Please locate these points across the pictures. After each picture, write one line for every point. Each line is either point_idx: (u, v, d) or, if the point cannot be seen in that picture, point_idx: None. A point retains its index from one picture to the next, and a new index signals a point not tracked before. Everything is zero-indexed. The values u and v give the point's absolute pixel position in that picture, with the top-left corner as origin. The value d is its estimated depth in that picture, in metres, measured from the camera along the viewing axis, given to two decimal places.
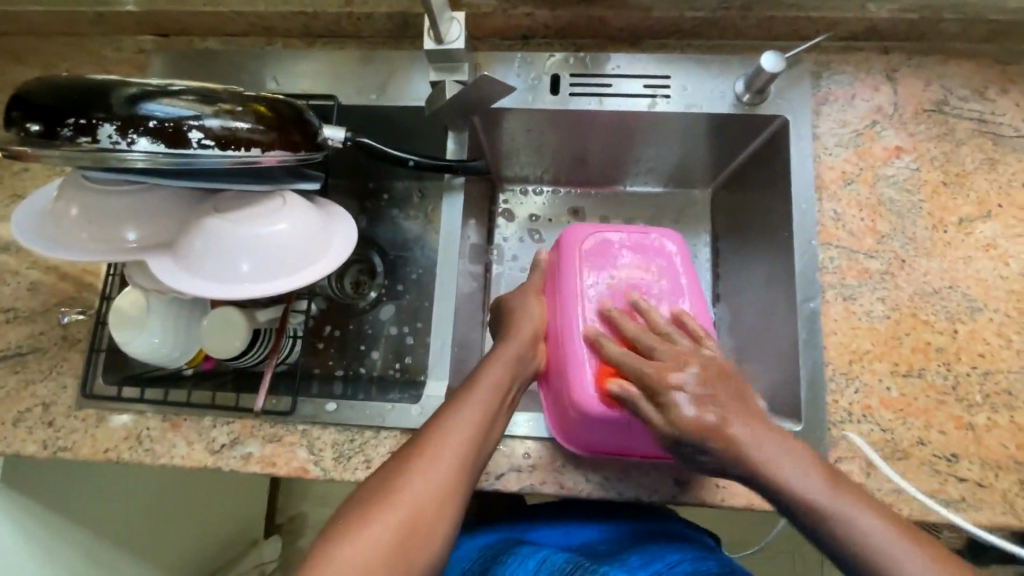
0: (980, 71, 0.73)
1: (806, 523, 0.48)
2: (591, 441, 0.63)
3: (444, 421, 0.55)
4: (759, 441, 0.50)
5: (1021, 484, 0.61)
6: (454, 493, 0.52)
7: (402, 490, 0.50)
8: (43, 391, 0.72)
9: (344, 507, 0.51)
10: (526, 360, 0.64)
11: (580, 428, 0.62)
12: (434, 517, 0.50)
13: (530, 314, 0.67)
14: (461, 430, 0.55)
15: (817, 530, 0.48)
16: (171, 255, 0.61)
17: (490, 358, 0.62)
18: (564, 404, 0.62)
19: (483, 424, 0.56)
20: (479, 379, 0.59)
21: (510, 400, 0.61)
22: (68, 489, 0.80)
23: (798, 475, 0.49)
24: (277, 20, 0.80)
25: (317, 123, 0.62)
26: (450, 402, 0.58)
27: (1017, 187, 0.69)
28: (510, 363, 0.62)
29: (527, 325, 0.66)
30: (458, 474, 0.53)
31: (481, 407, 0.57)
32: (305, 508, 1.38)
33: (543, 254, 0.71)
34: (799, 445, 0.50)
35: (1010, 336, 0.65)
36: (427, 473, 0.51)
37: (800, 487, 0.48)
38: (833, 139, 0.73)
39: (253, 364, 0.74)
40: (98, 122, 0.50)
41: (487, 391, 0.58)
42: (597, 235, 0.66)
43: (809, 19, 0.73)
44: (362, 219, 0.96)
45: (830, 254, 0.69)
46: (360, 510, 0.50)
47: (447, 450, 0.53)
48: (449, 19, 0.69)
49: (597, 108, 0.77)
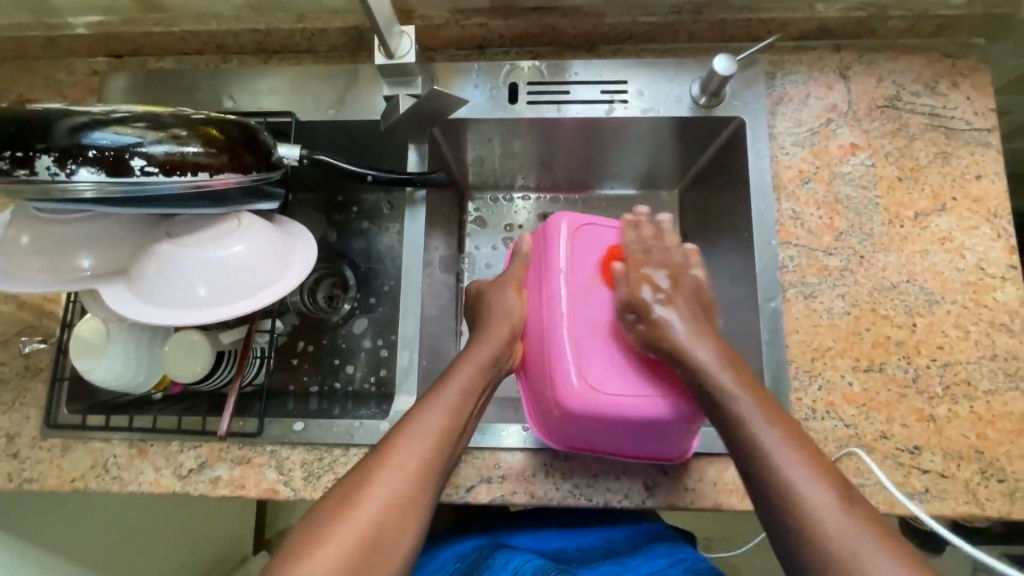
0: (931, 66, 0.74)
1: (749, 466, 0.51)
2: (572, 438, 0.62)
3: (407, 431, 0.54)
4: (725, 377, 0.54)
5: (982, 473, 0.61)
6: (416, 507, 0.50)
7: (361, 507, 0.49)
8: (6, 423, 0.71)
9: (303, 525, 0.49)
10: (503, 360, 0.62)
11: (562, 427, 0.61)
12: (395, 532, 0.49)
13: (508, 308, 0.65)
14: (427, 437, 0.54)
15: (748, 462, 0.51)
16: (126, 282, 0.60)
17: (460, 361, 0.61)
18: (547, 403, 0.61)
19: (448, 434, 0.55)
20: (446, 388, 0.58)
21: (479, 404, 0.60)
22: (39, 520, 0.80)
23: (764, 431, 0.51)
24: (229, 37, 0.80)
25: (271, 142, 0.62)
26: (415, 412, 0.56)
27: (970, 180, 0.70)
28: (482, 366, 0.60)
29: (506, 323, 0.64)
30: (422, 483, 0.51)
31: (449, 412, 0.56)
32: (294, 523, 1.36)
33: (523, 243, 0.69)
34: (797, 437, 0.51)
35: (967, 327, 0.66)
36: (388, 487, 0.50)
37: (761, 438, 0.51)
38: (790, 138, 0.73)
39: (219, 386, 0.74)
40: (36, 154, 0.49)
41: (455, 397, 0.57)
42: (582, 222, 0.65)
43: (759, 20, 0.74)
44: (331, 233, 0.96)
45: (790, 253, 0.70)
46: (319, 527, 0.48)
47: (409, 464, 0.52)
48: (399, 33, 0.68)
49: (556, 115, 0.77)
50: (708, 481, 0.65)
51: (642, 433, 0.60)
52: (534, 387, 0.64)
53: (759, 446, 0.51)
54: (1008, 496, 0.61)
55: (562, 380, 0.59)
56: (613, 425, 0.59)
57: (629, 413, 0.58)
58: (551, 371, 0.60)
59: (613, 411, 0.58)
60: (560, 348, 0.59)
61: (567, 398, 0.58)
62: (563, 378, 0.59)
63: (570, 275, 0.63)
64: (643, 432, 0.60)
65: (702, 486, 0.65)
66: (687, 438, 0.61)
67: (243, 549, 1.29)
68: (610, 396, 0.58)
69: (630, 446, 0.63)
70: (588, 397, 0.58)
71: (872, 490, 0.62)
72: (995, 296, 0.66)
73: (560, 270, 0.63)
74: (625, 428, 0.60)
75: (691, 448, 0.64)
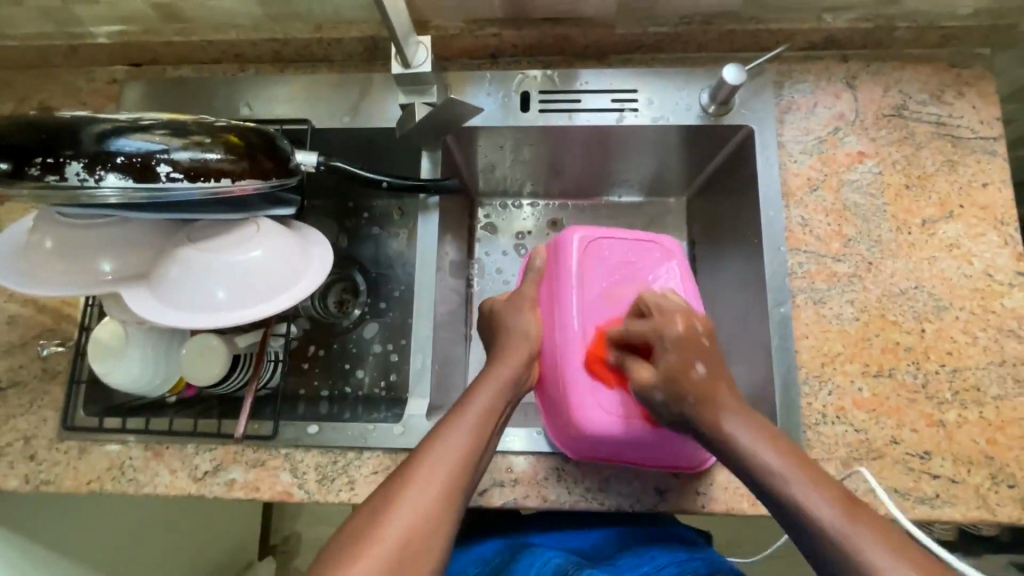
0: (937, 75, 0.75)
1: (799, 532, 0.46)
2: (591, 456, 0.65)
3: (432, 449, 0.54)
4: (753, 441, 0.50)
5: (992, 479, 0.62)
6: (444, 522, 0.50)
7: (389, 524, 0.48)
8: (24, 424, 0.72)
9: (334, 539, 0.50)
10: (522, 381, 0.63)
11: (580, 446, 0.63)
12: (423, 548, 0.48)
13: (526, 327, 0.65)
14: (452, 455, 0.54)
15: (797, 526, 0.46)
16: (146, 286, 0.61)
17: (484, 379, 0.61)
18: (563, 424, 0.63)
19: (473, 449, 0.55)
20: (470, 404, 0.58)
21: (502, 421, 0.60)
22: (53, 524, 0.81)
23: (810, 496, 0.45)
24: (248, 46, 0.82)
25: (289, 150, 0.63)
26: (438, 429, 0.56)
27: (978, 187, 0.71)
28: (506, 384, 0.60)
29: (525, 345, 0.64)
30: (448, 499, 0.51)
31: (474, 431, 0.56)
32: (300, 528, 1.37)
33: (537, 258, 0.69)
34: (856, 503, 0.45)
35: (976, 333, 0.66)
36: (415, 504, 0.50)
37: (803, 500, 0.45)
38: (798, 146, 0.74)
39: (235, 389, 0.75)
40: (66, 160, 0.51)
41: (479, 416, 0.57)
42: (594, 238, 0.68)
43: (768, 30, 0.75)
44: (342, 238, 0.97)
45: (799, 260, 0.71)
46: (349, 542, 0.48)
47: (436, 480, 0.52)
48: (415, 43, 0.70)
49: (567, 123, 0.78)
50: (719, 485, 0.65)
51: (657, 449, 0.62)
52: (550, 405, 0.65)
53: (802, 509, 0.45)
54: (1019, 501, 0.61)
55: (578, 403, 0.61)
56: (629, 443, 0.61)
57: (646, 433, 0.60)
58: (566, 394, 0.62)
59: (629, 430, 0.60)
60: (575, 369, 0.62)
61: (583, 421, 0.60)
62: (581, 402, 0.61)
63: (581, 296, 0.65)
64: (658, 448, 0.62)
65: (713, 493, 0.65)
66: (703, 451, 0.63)
67: (250, 554, 1.29)
68: (624, 419, 0.60)
69: (648, 462, 0.65)
70: (603, 419, 0.60)
71: (884, 496, 0.62)
72: (1003, 302, 0.67)
73: (573, 291, 0.65)
74: (642, 448, 0.62)
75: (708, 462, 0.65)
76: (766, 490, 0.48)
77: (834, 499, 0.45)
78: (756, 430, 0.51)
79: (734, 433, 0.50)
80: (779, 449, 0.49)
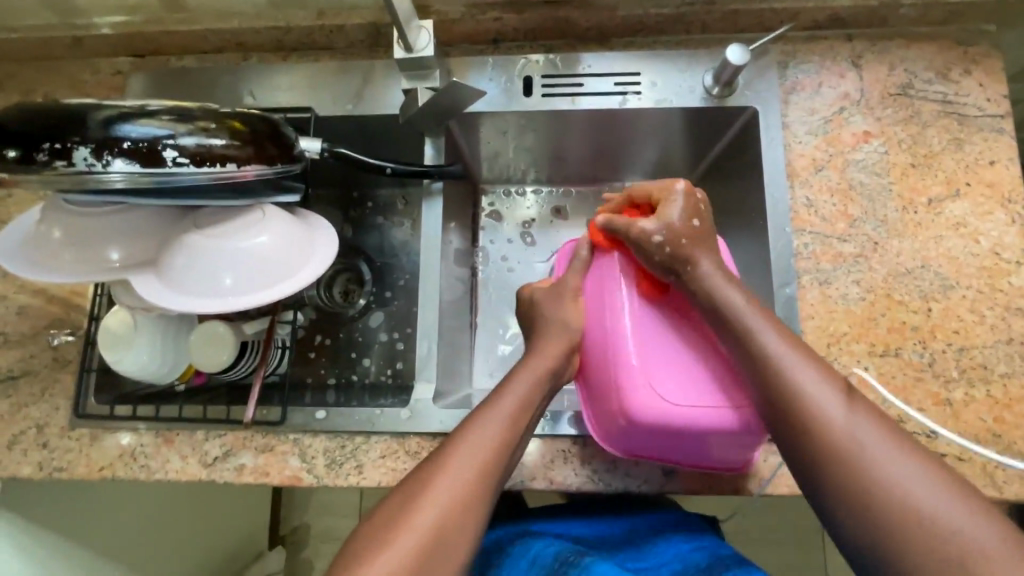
0: (942, 53, 0.75)
1: (743, 355, 0.54)
2: (634, 446, 0.63)
3: (464, 441, 0.54)
4: (718, 280, 0.57)
5: (1000, 456, 0.62)
6: (472, 512, 0.51)
7: (419, 515, 0.49)
8: (36, 413, 0.73)
9: (363, 527, 0.51)
10: (559, 374, 0.62)
11: (625, 434, 0.61)
12: (454, 537, 0.49)
13: (564, 320, 0.65)
14: (483, 448, 0.54)
15: (743, 351, 0.54)
16: (154, 273, 0.61)
17: (518, 372, 0.60)
18: (613, 411, 0.60)
19: (504, 443, 0.55)
20: (503, 398, 0.58)
21: (534, 416, 0.60)
22: (68, 513, 0.82)
23: (759, 325, 0.53)
24: (250, 35, 0.82)
25: (293, 136, 0.64)
26: (470, 421, 0.56)
27: (985, 165, 0.70)
28: (541, 378, 0.60)
29: (563, 336, 0.64)
30: (477, 493, 0.52)
31: (505, 425, 0.56)
32: (308, 518, 1.38)
33: (583, 248, 0.68)
34: (788, 331, 0.54)
35: (983, 312, 0.66)
36: (447, 497, 0.50)
37: (757, 331, 0.53)
38: (803, 127, 0.74)
39: (241, 376, 0.75)
40: (73, 146, 0.51)
41: (511, 410, 0.57)
42: None
43: (771, 10, 0.75)
44: (347, 228, 0.97)
45: (804, 240, 0.70)
46: (378, 531, 0.49)
47: (466, 474, 0.52)
48: (417, 27, 0.69)
49: (570, 107, 0.78)
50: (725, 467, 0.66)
51: (711, 443, 0.59)
52: (596, 394, 0.64)
53: (751, 336, 0.53)
54: None
55: (631, 388, 0.58)
56: (684, 433, 0.58)
57: (700, 424, 0.57)
58: (617, 379, 0.59)
59: (684, 420, 0.57)
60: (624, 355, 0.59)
61: (635, 406, 0.58)
62: (632, 384, 0.58)
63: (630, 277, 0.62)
64: (712, 441, 0.58)
65: (718, 474, 0.65)
66: (752, 450, 0.61)
67: (258, 545, 1.31)
68: (682, 408, 0.57)
69: (691, 458, 0.63)
70: (653, 406, 0.57)
71: None
72: (1010, 281, 0.67)
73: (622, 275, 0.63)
74: (698, 440, 0.58)
75: (749, 462, 0.64)
76: (724, 323, 0.55)
77: (775, 328, 0.54)
78: (723, 276, 0.58)
79: (701, 269, 0.58)
80: (744, 293, 0.56)
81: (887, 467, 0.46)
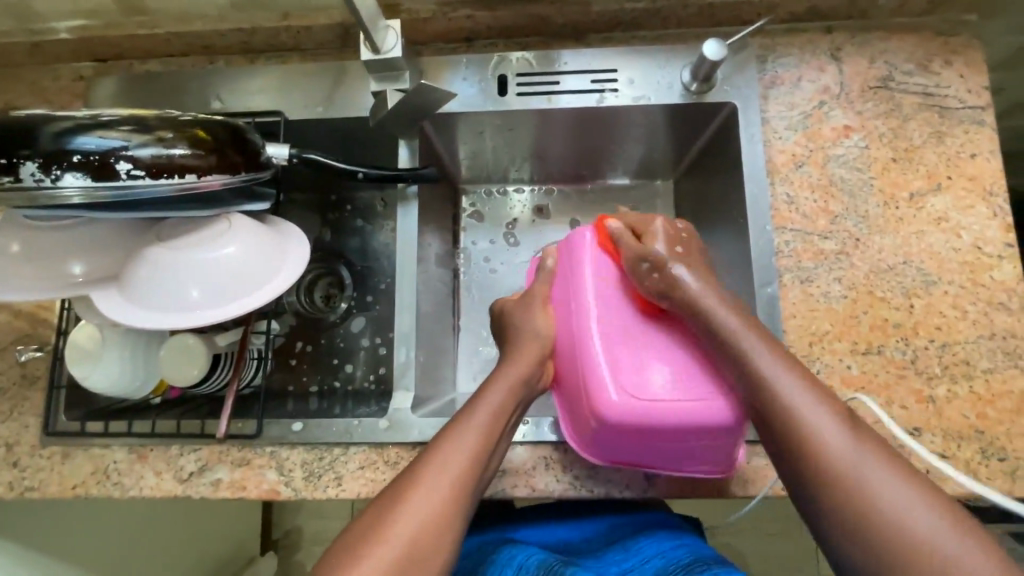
0: (923, 44, 0.73)
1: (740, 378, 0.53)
2: (614, 452, 0.62)
3: (441, 449, 0.53)
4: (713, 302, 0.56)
5: (982, 452, 0.61)
6: (452, 521, 0.50)
7: (395, 526, 0.48)
8: (5, 431, 0.71)
9: (340, 540, 0.50)
10: (533, 380, 0.62)
11: (601, 438, 0.60)
12: (430, 548, 0.48)
13: (536, 329, 0.64)
14: (461, 456, 0.53)
15: (741, 375, 0.53)
16: (118, 288, 0.60)
17: (496, 380, 0.60)
18: (585, 413, 0.60)
19: (483, 449, 0.54)
20: (480, 404, 0.57)
21: (511, 422, 0.59)
22: (46, 529, 0.80)
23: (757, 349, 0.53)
24: (215, 37, 0.79)
25: (259, 142, 0.62)
26: (448, 429, 0.55)
27: (966, 158, 0.69)
28: (517, 387, 0.60)
29: (536, 343, 0.63)
30: (455, 501, 0.51)
31: (482, 431, 0.55)
32: (301, 521, 1.37)
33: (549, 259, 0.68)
34: (789, 357, 0.53)
35: (965, 307, 0.65)
36: (423, 507, 0.49)
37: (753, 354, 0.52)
38: (783, 122, 0.73)
39: (215, 391, 0.74)
40: (20, 161, 0.49)
41: (488, 417, 0.56)
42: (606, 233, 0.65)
43: (749, 4, 0.73)
44: (325, 231, 0.95)
45: (785, 238, 0.69)
46: (354, 544, 0.48)
47: (445, 482, 0.51)
48: (384, 27, 0.67)
49: (547, 105, 0.76)
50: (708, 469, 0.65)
51: (692, 442, 0.58)
52: (569, 400, 0.63)
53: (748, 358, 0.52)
54: (1009, 474, 0.60)
55: (599, 389, 0.57)
56: (659, 432, 0.57)
57: (676, 420, 0.56)
58: (586, 382, 0.59)
59: (657, 418, 0.56)
60: (590, 358, 0.59)
61: (603, 407, 0.57)
62: (601, 386, 0.57)
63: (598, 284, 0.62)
64: (691, 439, 0.57)
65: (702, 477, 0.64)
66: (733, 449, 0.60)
67: (251, 549, 1.29)
68: (653, 405, 0.56)
69: (672, 462, 0.61)
70: (624, 405, 0.56)
71: None
72: (992, 275, 0.66)
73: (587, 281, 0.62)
74: (675, 438, 0.57)
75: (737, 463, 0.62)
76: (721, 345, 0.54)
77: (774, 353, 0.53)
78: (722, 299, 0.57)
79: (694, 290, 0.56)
80: (741, 316, 0.55)
81: (883, 496, 0.45)
